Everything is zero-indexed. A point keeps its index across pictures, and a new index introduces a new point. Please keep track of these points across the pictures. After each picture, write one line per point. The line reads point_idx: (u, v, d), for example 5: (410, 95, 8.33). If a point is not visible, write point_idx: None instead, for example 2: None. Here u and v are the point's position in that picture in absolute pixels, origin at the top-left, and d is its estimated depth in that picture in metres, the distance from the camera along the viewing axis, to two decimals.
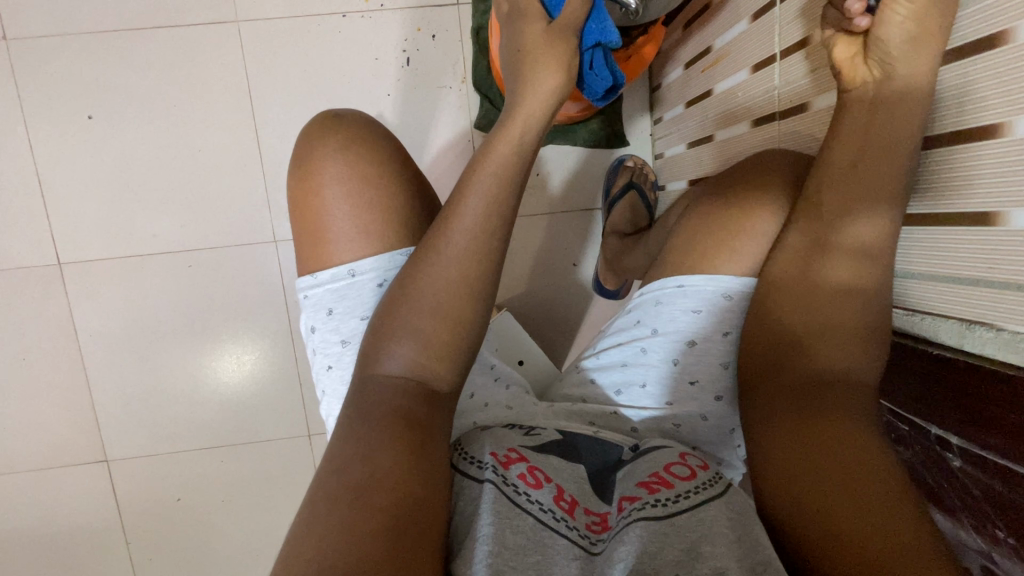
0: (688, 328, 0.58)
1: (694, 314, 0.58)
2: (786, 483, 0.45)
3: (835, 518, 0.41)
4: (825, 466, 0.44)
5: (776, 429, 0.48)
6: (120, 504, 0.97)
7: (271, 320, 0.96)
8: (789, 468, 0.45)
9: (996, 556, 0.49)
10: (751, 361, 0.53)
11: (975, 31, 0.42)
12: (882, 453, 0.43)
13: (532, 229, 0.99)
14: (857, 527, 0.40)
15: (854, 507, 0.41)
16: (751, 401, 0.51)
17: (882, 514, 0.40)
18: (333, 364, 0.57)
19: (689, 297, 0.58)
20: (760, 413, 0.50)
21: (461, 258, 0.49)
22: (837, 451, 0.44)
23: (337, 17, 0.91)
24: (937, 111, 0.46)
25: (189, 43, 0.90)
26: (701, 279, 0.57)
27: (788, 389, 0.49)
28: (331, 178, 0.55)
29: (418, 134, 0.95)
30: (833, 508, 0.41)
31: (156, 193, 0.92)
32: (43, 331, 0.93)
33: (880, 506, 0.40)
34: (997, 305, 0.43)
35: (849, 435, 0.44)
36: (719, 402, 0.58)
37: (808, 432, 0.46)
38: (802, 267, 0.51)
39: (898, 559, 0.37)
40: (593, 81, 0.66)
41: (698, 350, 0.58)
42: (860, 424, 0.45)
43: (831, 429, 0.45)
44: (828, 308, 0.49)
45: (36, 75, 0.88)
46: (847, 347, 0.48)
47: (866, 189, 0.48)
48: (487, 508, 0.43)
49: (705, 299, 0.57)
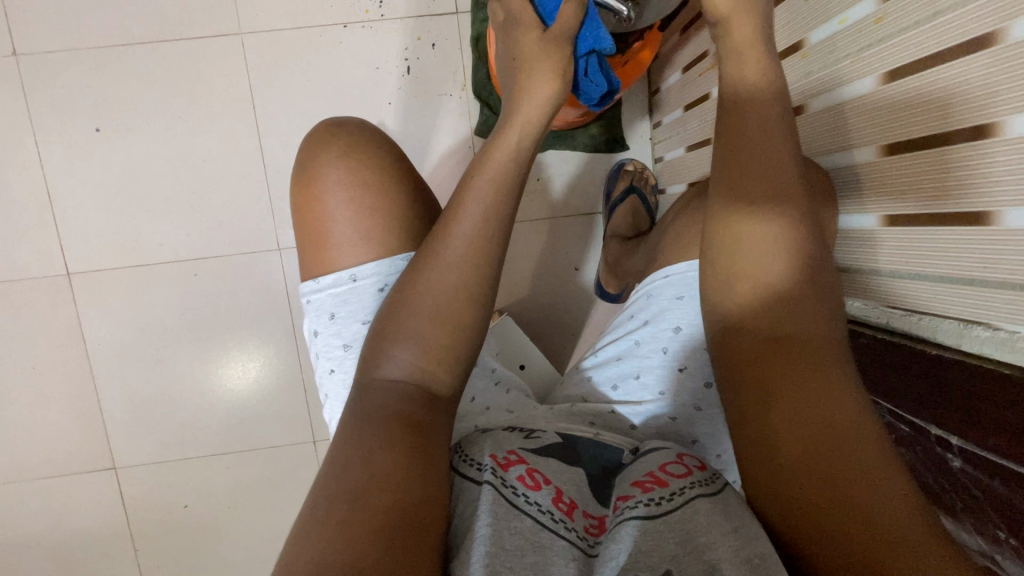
0: (674, 316, 0.59)
1: (679, 300, 0.59)
2: (757, 446, 0.44)
3: (799, 486, 0.41)
4: (788, 429, 0.43)
5: (752, 407, 0.45)
6: (127, 510, 0.98)
7: (277, 328, 0.97)
8: (773, 448, 0.43)
9: (998, 557, 0.47)
10: (729, 356, 0.49)
11: (948, 37, 0.42)
12: (843, 403, 0.43)
13: (533, 233, 0.99)
14: (820, 494, 0.40)
15: (855, 493, 0.39)
16: (730, 390, 0.48)
17: (847, 474, 0.39)
18: (335, 368, 0.58)
19: (675, 285, 0.60)
20: (739, 393, 0.47)
21: (461, 263, 0.50)
22: (799, 407, 0.43)
23: (338, 28, 0.92)
24: (931, 114, 0.44)
25: (195, 56, 0.91)
26: (682, 265, 0.60)
27: (749, 356, 0.47)
28: (331, 186, 0.56)
29: (419, 141, 0.95)
30: (797, 474, 0.41)
31: (162, 203, 0.93)
32: (54, 339, 0.94)
33: (842, 464, 0.40)
34: (993, 309, 0.45)
35: (813, 389, 0.43)
36: (709, 389, 0.58)
37: (769, 394, 0.45)
38: (781, 261, 0.47)
39: (865, 519, 0.38)
40: (588, 87, 0.67)
41: (685, 337, 0.59)
42: (825, 372, 0.44)
43: (793, 388, 0.44)
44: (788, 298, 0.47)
45: (47, 90, 0.90)
46: (800, 313, 0.47)
47: (774, 172, 0.49)
48: (486, 508, 0.43)
49: (689, 285, 0.59)
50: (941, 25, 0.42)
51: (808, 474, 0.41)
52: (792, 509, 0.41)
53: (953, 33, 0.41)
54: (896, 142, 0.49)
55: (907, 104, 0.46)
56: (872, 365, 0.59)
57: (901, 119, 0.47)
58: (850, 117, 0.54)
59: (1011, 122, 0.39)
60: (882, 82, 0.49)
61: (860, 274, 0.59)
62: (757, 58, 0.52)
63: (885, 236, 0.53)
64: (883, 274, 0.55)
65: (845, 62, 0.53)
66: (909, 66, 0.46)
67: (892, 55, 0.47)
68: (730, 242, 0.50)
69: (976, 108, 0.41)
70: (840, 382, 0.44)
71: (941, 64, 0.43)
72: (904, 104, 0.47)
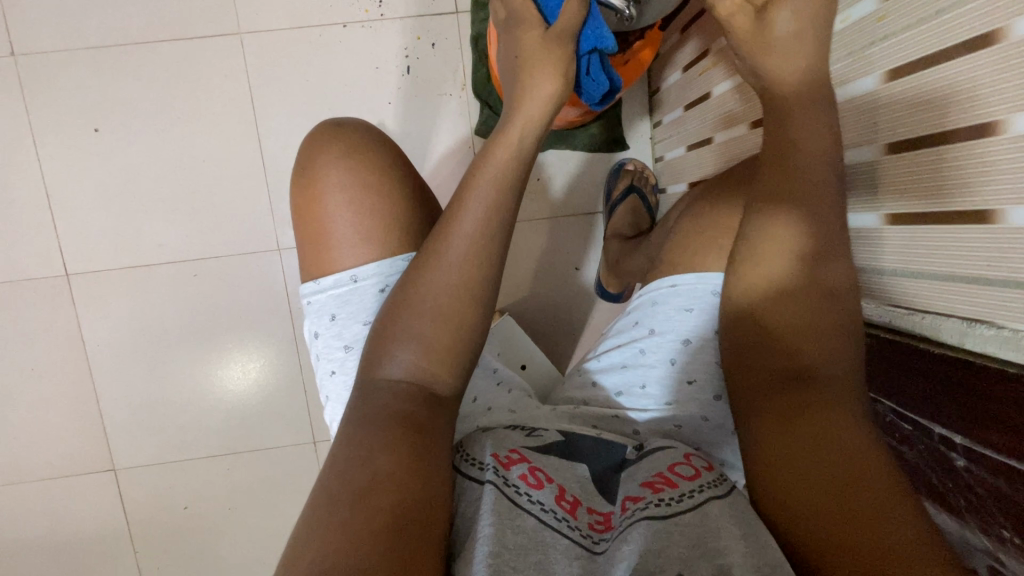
0: (682, 327, 0.59)
1: (688, 312, 0.59)
2: (764, 456, 0.45)
3: (799, 497, 0.41)
4: (797, 444, 0.44)
5: (763, 423, 0.46)
6: (126, 512, 0.98)
7: (277, 328, 0.97)
8: (771, 462, 0.44)
9: (1002, 557, 0.48)
10: (749, 370, 0.50)
11: (950, 36, 0.42)
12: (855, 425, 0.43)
13: (533, 234, 0.99)
14: (819, 506, 0.40)
15: (847, 506, 0.39)
16: (748, 402, 0.49)
17: (848, 491, 0.40)
18: (336, 369, 0.57)
19: (682, 296, 0.60)
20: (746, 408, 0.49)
21: (462, 263, 0.50)
22: (812, 424, 0.44)
23: (338, 28, 0.92)
24: (932, 113, 0.44)
25: (195, 56, 0.91)
26: (691, 277, 0.59)
27: (759, 365, 0.49)
28: (332, 186, 0.56)
29: (420, 141, 0.95)
30: (799, 486, 0.42)
31: (160, 204, 0.93)
32: (52, 340, 0.94)
33: (844, 481, 0.40)
34: (998, 307, 0.44)
35: (826, 409, 0.44)
36: (718, 401, 0.58)
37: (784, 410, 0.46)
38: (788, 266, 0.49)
39: (860, 534, 0.38)
40: (589, 86, 0.67)
41: (693, 349, 0.59)
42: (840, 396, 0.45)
43: (807, 406, 0.45)
44: (805, 308, 0.48)
45: (45, 90, 0.90)
46: (812, 322, 0.47)
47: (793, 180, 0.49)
48: (489, 508, 0.43)
49: (697, 298, 0.59)
50: (945, 22, 0.42)
51: (805, 487, 0.42)
52: (790, 518, 0.41)
53: (956, 31, 0.41)
54: (898, 140, 0.48)
55: (909, 103, 0.46)
56: (877, 365, 0.59)
57: (902, 117, 0.47)
58: (853, 115, 0.53)
59: (1011, 119, 0.39)
60: (885, 80, 0.49)
61: (863, 275, 0.58)
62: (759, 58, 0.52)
63: (888, 234, 0.53)
64: (887, 275, 0.54)
65: (849, 60, 0.53)
66: (911, 64, 0.45)
67: (893, 54, 0.47)
68: (752, 247, 0.51)
69: (974, 107, 0.41)
70: (837, 397, 0.45)
71: (943, 63, 0.43)
72: (905, 102, 0.47)
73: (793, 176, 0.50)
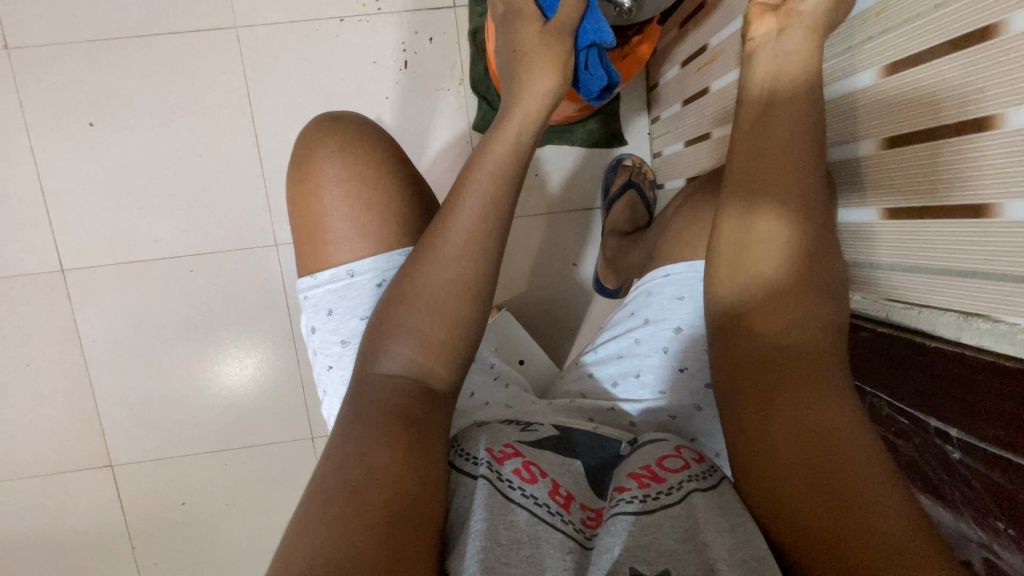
0: (675, 316, 0.59)
1: (680, 300, 0.59)
2: (751, 441, 0.44)
3: (784, 484, 0.41)
4: (786, 432, 0.43)
5: (748, 409, 0.45)
6: (123, 508, 0.98)
7: (273, 324, 0.96)
8: (763, 453, 0.43)
9: (997, 549, 0.48)
10: (724, 359, 0.49)
11: (948, 31, 0.42)
12: (842, 410, 0.42)
13: (532, 229, 0.99)
14: (803, 494, 0.40)
15: (834, 494, 0.39)
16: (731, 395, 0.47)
17: (835, 479, 0.39)
18: (333, 364, 0.57)
19: (675, 285, 0.60)
20: (732, 402, 0.47)
21: (458, 258, 0.50)
22: (801, 412, 0.43)
23: (335, 22, 0.91)
24: (929, 108, 0.44)
25: (191, 50, 0.90)
26: (683, 266, 0.59)
27: (750, 355, 0.47)
28: (328, 180, 0.56)
29: (417, 136, 0.95)
30: (784, 474, 0.41)
31: (157, 199, 0.93)
32: (48, 335, 0.94)
33: (832, 470, 0.40)
34: (991, 299, 0.44)
35: (815, 397, 0.43)
36: (710, 390, 0.58)
37: (774, 398, 0.44)
38: (774, 257, 0.48)
39: (845, 524, 0.38)
40: (587, 80, 0.67)
41: (685, 338, 0.59)
42: (828, 384, 0.44)
43: (798, 393, 0.44)
44: (792, 305, 0.47)
45: (39, 84, 0.89)
46: (797, 311, 0.47)
47: (776, 161, 0.49)
48: (481, 503, 0.43)
49: (689, 287, 0.59)
50: (945, 17, 0.42)
51: (801, 480, 0.40)
52: (775, 505, 0.41)
53: (953, 26, 0.41)
54: (893, 135, 0.49)
55: (904, 97, 0.46)
56: (874, 359, 0.59)
57: (898, 112, 0.48)
58: (850, 110, 0.53)
59: (1007, 114, 0.39)
60: (882, 75, 0.49)
61: (858, 269, 0.58)
62: (759, 56, 0.53)
63: (883, 226, 0.53)
64: (883, 267, 0.54)
65: (847, 55, 0.53)
66: (909, 60, 0.46)
67: (891, 49, 0.47)
68: (738, 233, 0.50)
69: (969, 102, 0.41)
70: (834, 388, 0.44)
71: (940, 59, 0.43)
72: (902, 96, 0.47)
73: (777, 156, 0.49)
